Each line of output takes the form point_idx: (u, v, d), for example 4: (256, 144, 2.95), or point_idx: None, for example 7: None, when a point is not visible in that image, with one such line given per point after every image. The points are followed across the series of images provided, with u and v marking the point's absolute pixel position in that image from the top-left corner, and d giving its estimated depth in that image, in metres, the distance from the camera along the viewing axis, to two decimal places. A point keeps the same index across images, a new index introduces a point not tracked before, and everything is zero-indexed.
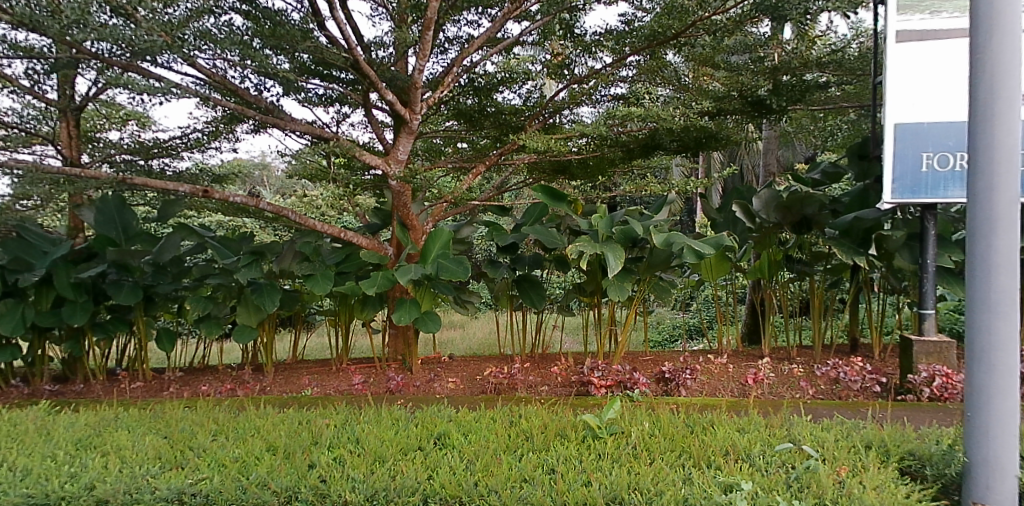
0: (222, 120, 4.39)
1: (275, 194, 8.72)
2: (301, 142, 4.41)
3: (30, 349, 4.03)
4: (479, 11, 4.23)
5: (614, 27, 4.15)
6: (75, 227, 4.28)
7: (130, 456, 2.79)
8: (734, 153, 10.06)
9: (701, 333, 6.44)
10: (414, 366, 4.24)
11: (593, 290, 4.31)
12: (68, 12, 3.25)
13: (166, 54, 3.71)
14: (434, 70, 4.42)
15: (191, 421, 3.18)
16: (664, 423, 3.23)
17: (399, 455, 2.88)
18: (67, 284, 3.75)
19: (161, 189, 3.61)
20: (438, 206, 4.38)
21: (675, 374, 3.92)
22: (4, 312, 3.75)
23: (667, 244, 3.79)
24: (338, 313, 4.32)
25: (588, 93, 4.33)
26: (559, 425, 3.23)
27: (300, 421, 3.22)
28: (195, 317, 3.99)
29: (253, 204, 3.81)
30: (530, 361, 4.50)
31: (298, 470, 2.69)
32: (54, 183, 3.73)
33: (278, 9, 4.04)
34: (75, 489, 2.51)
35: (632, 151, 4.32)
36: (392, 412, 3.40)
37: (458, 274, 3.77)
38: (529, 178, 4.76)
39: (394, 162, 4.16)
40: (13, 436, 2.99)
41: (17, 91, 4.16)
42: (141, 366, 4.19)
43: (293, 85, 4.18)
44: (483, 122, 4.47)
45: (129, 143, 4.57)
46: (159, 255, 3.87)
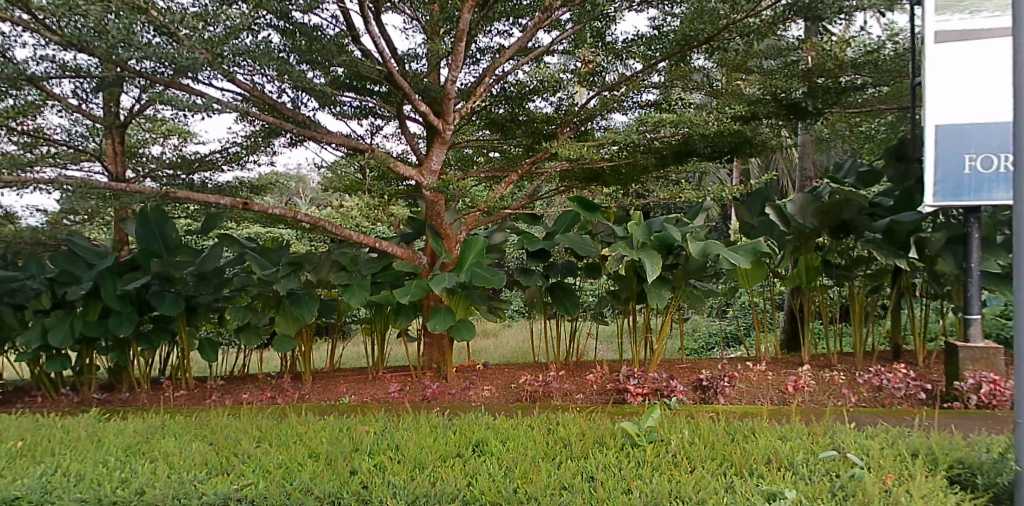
0: (260, 134, 4.50)
1: (310, 206, 8.89)
2: (336, 154, 4.48)
3: (79, 359, 4.14)
4: (510, 21, 4.27)
5: (644, 33, 4.17)
6: (120, 241, 4.41)
7: (177, 462, 2.85)
8: (770, 158, 9.91)
9: (737, 341, 6.33)
10: (449, 374, 4.25)
11: (628, 297, 4.28)
12: (114, 32, 3.39)
13: (206, 71, 3.79)
14: (466, 80, 4.48)
15: (235, 428, 3.24)
16: (704, 431, 3.19)
17: (439, 462, 2.89)
18: (114, 296, 3.86)
19: (203, 201, 3.70)
20: (472, 215, 4.40)
21: (713, 381, 3.89)
22: (54, 323, 3.88)
23: (704, 254, 3.75)
24: (374, 322, 4.36)
25: (619, 100, 4.33)
26: (597, 433, 3.22)
27: (341, 428, 3.26)
28: (236, 327, 4.07)
29: (291, 215, 3.87)
30: (565, 369, 4.48)
31: (340, 476, 2.72)
32: (98, 199, 3.82)
33: (314, 25, 4.11)
34: (126, 493, 2.57)
35: (666, 158, 4.30)
36: (430, 420, 3.42)
37: (494, 281, 3.78)
38: (561, 186, 4.76)
39: (428, 173, 4.17)
40: (66, 442, 3.09)
41: (65, 109, 4.30)
42: (183, 375, 4.27)
43: (330, 98, 4.29)
44: (514, 131, 4.49)
45: (171, 158, 4.71)
46: (202, 265, 3.91)
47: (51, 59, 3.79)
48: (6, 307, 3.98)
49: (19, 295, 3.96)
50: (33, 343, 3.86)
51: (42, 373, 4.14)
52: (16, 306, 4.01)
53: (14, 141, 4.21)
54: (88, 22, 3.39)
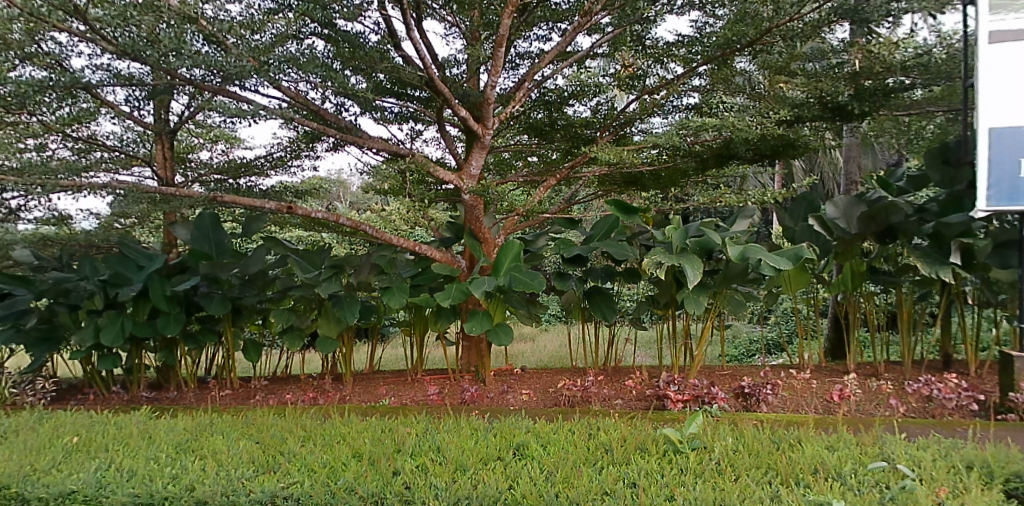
0: (303, 139, 4.59)
1: (350, 210, 9.03)
2: (377, 158, 4.53)
3: (129, 358, 4.25)
4: (549, 25, 4.30)
5: (685, 35, 4.15)
6: (169, 243, 4.53)
7: (225, 459, 2.91)
8: (814, 161, 9.79)
9: (779, 348, 6.22)
10: (487, 377, 4.26)
11: (667, 302, 4.23)
12: (166, 41, 3.49)
13: (253, 79, 3.88)
14: (505, 85, 4.52)
15: (281, 427, 3.30)
16: (748, 439, 3.13)
17: (480, 464, 2.89)
18: (162, 297, 3.95)
19: (249, 205, 3.78)
20: (511, 219, 4.41)
21: (755, 389, 3.82)
22: (106, 323, 3.99)
23: (744, 257, 3.71)
24: (413, 325, 4.40)
25: (659, 103, 4.32)
26: (638, 439, 3.18)
27: (383, 429, 3.30)
28: (280, 329, 4.15)
29: (333, 219, 3.93)
30: (603, 374, 4.45)
31: (383, 477, 2.74)
32: (149, 202, 3.96)
33: (357, 32, 4.19)
34: (177, 489, 2.63)
35: (706, 162, 4.24)
36: (470, 422, 3.43)
37: (532, 286, 3.78)
38: (599, 190, 4.75)
39: (467, 177, 4.18)
40: (119, 439, 3.17)
41: (118, 117, 4.47)
42: (228, 374, 4.37)
43: (371, 103, 4.35)
44: (553, 135, 4.55)
45: (219, 163, 4.84)
46: (246, 267, 4.00)
47: (106, 68, 3.82)
48: (61, 307, 4.12)
49: (73, 295, 4.11)
50: (86, 342, 3.99)
51: (95, 372, 4.27)
52: (71, 306, 4.15)
53: (71, 147, 4.44)
54: (141, 31, 3.49)
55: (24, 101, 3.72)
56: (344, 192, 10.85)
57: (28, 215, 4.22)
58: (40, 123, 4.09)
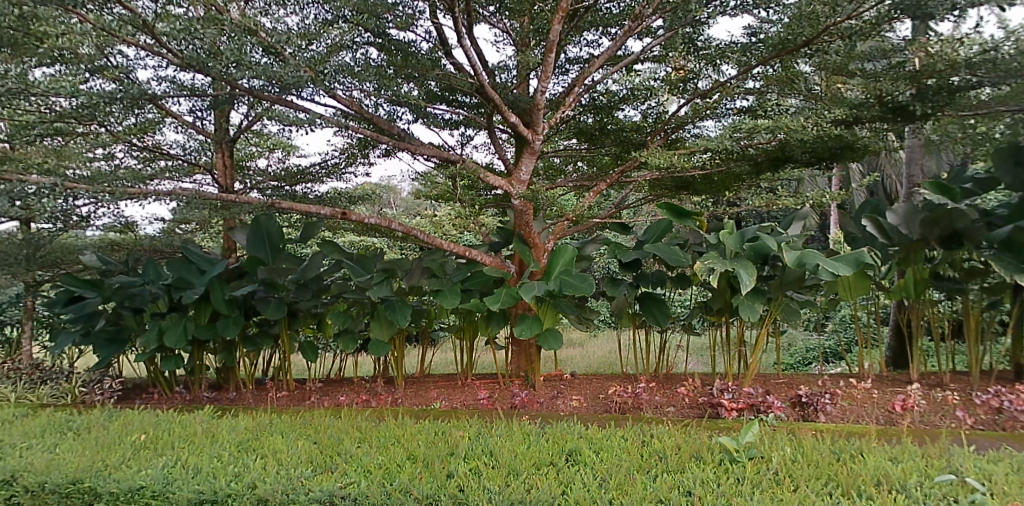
0: (357, 145, 4.71)
1: (401, 215, 9.19)
2: (428, 165, 4.59)
3: (190, 359, 4.39)
4: (600, 30, 4.33)
5: (739, 39, 4.10)
6: (228, 249, 4.68)
7: (285, 459, 2.98)
8: (874, 164, 9.50)
9: (838, 356, 6.03)
10: (537, 382, 4.26)
11: (721, 308, 4.15)
12: (228, 53, 3.61)
13: (310, 88, 3.98)
14: (555, 91, 4.56)
15: (337, 429, 3.37)
16: (808, 449, 3.04)
17: (533, 469, 2.89)
18: (222, 300, 4.08)
19: (305, 211, 3.86)
20: (561, 223, 4.41)
21: (812, 398, 3.73)
22: (169, 325, 4.12)
23: (801, 263, 3.61)
24: (463, 330, 4.43)
25: (712, 106, 4.28)
26: (694, 447, 3.12)
27: (436, 432, 3.33)
28: (336, 331, 4.25)
29: (386, 224, 4.00)
30: (655, 380, 4.40)
31: (437, 479, 2.76)
32: (210, 208, 4.14)
33: (409, 41, 4.26)
34: (239, 487, 2.69)
35: (761, 165, 4.17)
36: (522, 427, 3.43)
37: (582, 290, 3.76)
38: (650, 195, 4.74)
39: (516, 183, 4.18)
40: (185, 437, 3.28)
41: (181, 126, 4.65)
42: (284, 376, 4.47)
43: (423, 110, 4.42)
44: (604, 140, 4.56)
45: (275, 170, 4.99)
46: (304, 274, 4.07)
47: (170, 80, 3.96)
48: (127, 310, 4.28)
49: (137, 299, 4.26)
50: (150, 345, 4.12)
51: (158, 372, 4.41)
52: (135, 309, 4.30)
53: (137, 156, 4.63)
54: (204, 45, 3.62)
55: (95, 113, 3.89)
56: (394, 198, 11.06)
57: (97, 222, 4.39)
58: (109, 133, 4.25)
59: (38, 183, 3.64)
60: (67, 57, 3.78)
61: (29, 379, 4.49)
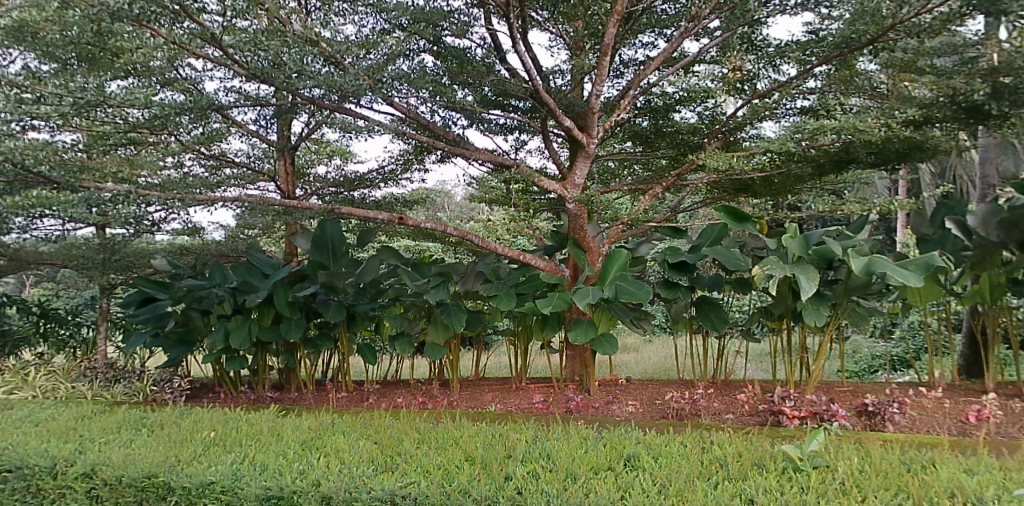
0: (413, 152, 4.80)
1: (455, 220, 9.31)
2: (483, 170, 4.62)
3: (254, 359, 4.54)
4: (655, 32, 4.35)
5: (798, 38, 4.04)
6: (291, 253, 4.83)
7: (347, 458, 3.04)
8: (944, 164, 9.11)
9: (906, 365, 5.80)
10: (592, 387, 4.24)
11: (781, 314, 4.06)
12: (291, 64, 3.72)
13: (367, 96, 4.05)
14: (609, 94, 4.60)
15: (396, 430, 3.43)
16: (876, 458, 2.93)
17: (591, 473, 2.87)
18: (285, 303, 4.20)
19: (363, 216, 3.95)
20: (616, 228, 4.40)
21: (880, 407, 3.60)
22: (235, 327, 4.26)
23: (868, 271, 3.50)
24: (518, 334, 4.44)
25: (772, 107, 4.20)
26: (756, 455, 3.04)
27: (494, 435, 3.35)
28: (393, 335, 4.33)
29: (441, 229, 4.05)
30: (713, 387, 4.33)
31: (495, 481, 2.77)
32: (274, 215, 4.27)
33: (464, 47, 4.32)
34: (304, 484, 2.76)
35: (823, 166, 4.08)
36: (579, 431, 3.42)
37: (639, 297, 3.72)
38: (708, 198, 4.69)
39: (571, 187, 4.16)
40: (251, 435, 3.39)
41: (246, 135, 4.88)
42: (344, 378, 4.58)
43: (477, 116, 4.44)
44: (659, 143, 4.62)
45: (335, 177, 5.12)
46: (362, 276, 4.19)
47: (237, 90, 4.13)
48: (195, 312, 4.40)
49: (205, 301, 4.37)
50: (217, 345, 4.28)
51: (223, 372, 4.57)
52: (203, 311, 4.47)
53: (204, 164, 4.83)
54: (269, 56, 3.75)
55: (167, 124, 4.05)
56: (448, 204, 11.23)
57: (166, 227, 4.61)
58: (178, 142, 4.44)
59: (113, 190, 3.81)
60: (140, 70, 4.00)
61: (105, 377, 4.72)
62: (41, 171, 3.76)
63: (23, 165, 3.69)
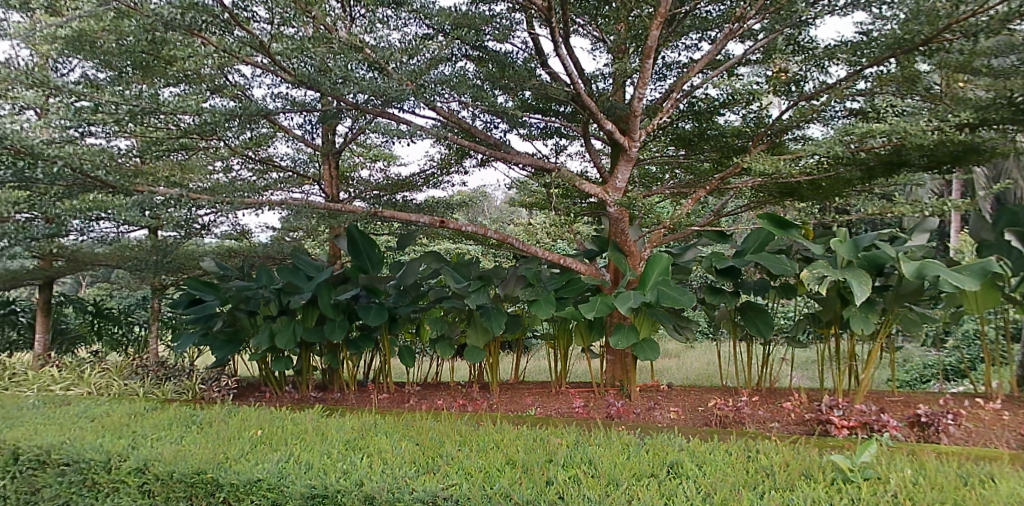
0: (453, 155, 4.84)
1: (495, 223, 9.37)
2: (523, 174, 4.65)
3: (299, 360, 4.63)
4: (699, 34, 4.29)
5: (848, 38, 3.95)
6: (335, 255, 4.93)
7: (390, 458, 3.07)
8: (1001, 166, 8.77)
9: (960, 374, 5.61)
10: (633, 393, 4.21)
11: (829, 320, 3.98)
12: (336, 70, 3.79)
13: (410, 101, 4.10)
14: (652, 97, 4.59)
15: (438, 432, 3.46)
16: (931, 471, 2.82)
17: (633, 480, 2.83)
18: (328, 305, 4.26)
19: (405, 219, 3.99)
20: (657, 232, 4.34)
21: (934, 418, 3.48)
22: (280, 328, 4.35)
23: (919, 275, 3.40)
24: (558, 338, 4.44)
25: (819, 109, 4.15)
26: (804, 464, 2.95)
27: (535, 439, 3.35)
28: (433, 337, 4.37)
29: (482, 233, 4.07)
30: (758, 395, 4.27)
31: (536, 485, 2.76)
32: (318, 217, 4.36)
33: (506, 52, 4.31)
34: (348, 484, 2.79)
35: (874, 169, 4.00)
36: (621, 437, 3.38)
37: (682, 302, 3.65)
38: (752, 202, 4.65)
39: (611, 190, 4.13)
40: (297, 434, 3.46)
41: (292, 140, 5.04)
42: (385, 379, 4.64)
43: (518, 120, 4.49)
44: (702, 146, 4.55)
45: (378, 180, 5.23)
46: (403, 279, 4.32)
47: (284, 96, 4.25)
48: (242, 312, 4.54)
49: (251, 301, 4.52)
50: (263, 345, 4.38)
51: (269, 372, 4.67)
52: (249, 312, 4.58)
53: (252, 168, 4.96)
54: (314, 63, 3.82)
55: (218, 130, 4.16)
56: (488, 207, 11.32)
57: (215, 230, 4.73)
58: (227, 147, 4.56)
59: (165, 194, 3.95)
60: (193, 78, 4.13)
61: (156, 375, 4.88)
62: (98, 176, 3.87)
63: (81, 169, 3.81)
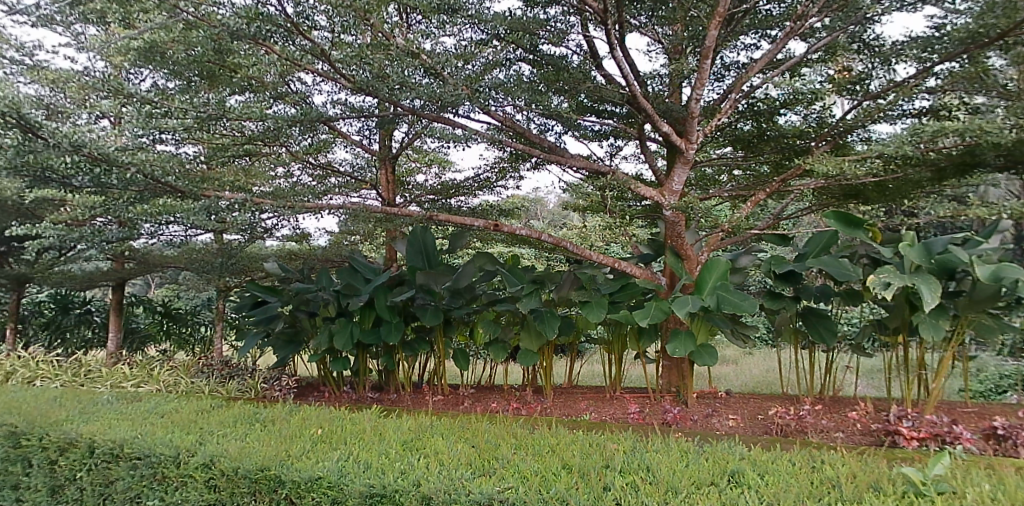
0: (508, 159, 4.88)
1: (546, 226, 9.41)
2: (577, 177, 4.62)
3: (356, 361, 4.73)
4: (759, 34, 4.24)
5: (920, 35, 3.80)
6: (391, 259, 5.03)
7: (446, 460, 3.09)
8: None
9: None
10: (690, 399, 4.15)
11: (897, 328, 3.83)
12: (394, 77, 3.85)
13: (465, 106, 4.13)
14: (709, 98, 4.52)
15: (493, 435, 3.47)
16: (1013, 487, 2.66)
17: (693, 488, 2.76)
18: (384, 306, 4.34)
19: (460, 224, 4.01)
20: (715, 235, 4.27)
21: (1012, 431, 3.30)
22: (338, 329, 4.44)
23: (997, 279, 3.25)
24: (612, 343, 4.41)
25: (885, 109, 4.01)
26: (873, 476, 2.82)
27: (591, 444, 3.32)
28: (487, 340, 4.40)
29: (536, 236, 4.06)
30: (821, 404, 4.14)
31: (594, 490, 2.73)
32: (375, 221, 4.46)
33: (561, 55, 4.36)
34: (405, 484, 2.82)
35: (945, 171, 3.83)
36: (679, 444, 3.32)
37: (742, 308, 3.56)
38: (814, 204, 4.54)
39: (668, 193, 4.06)
40: (355, 434, 3.52)
41: (350, 145, 5.16)
42: (440, 381, 4.70)
43: (573, 123, 4.45)
44: (762, 148, 4.49)
45: (433, 184, 5.33)
46: (458, 281, 4.30)
47: (342, 103, 4.31)
48: (303, 314, 4.65)
49: (312, 303, 4.65)
50: (322, 346, 4.50)
51: (327, 372, 4.80)
52: (309, 314, 4.70)
53: (313, 174, 5.17)
54: (372, 70, 3.89)
55: (280, 135, 4.30)
56: (539, 210, 11.38)
57: (277, 233, 4.91)
58: (289, 153, 4.71)
59: (231, 199, 4.09)
60: (257, 85, 4.28)
61: (220, 374, 5.07)
62: (169, 181, 4.03)
63: (153, 176, 3.97)
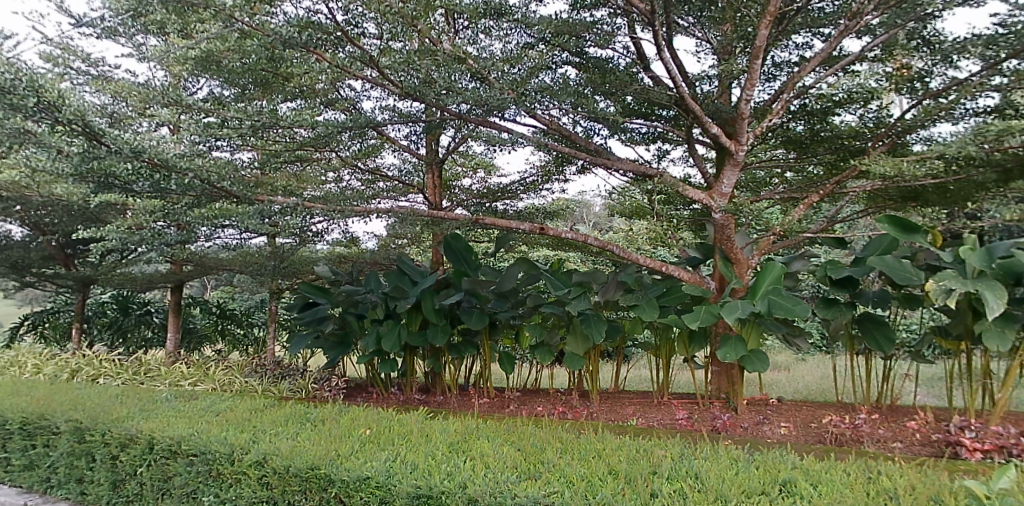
0: (554, 162, 4.90)
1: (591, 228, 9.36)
2: (623, 179, 4.60)
3: (404, 363, 4.80)
4: (812, 31, 4.18)
5: (985, 31, 3.62)
6: (438, 262, 5.09)
7: (492, 462, 3.10)
8: None
9: None
10: (740, 406, 4.07)
11: (959, 335, 3.68)
12: (440, 82, 3.86)
13: (511, 110, 4.16)
14: (760, 99, 4.48)
15: (539, 439, 3.47)
16: None
17: (743, 497, 2.70)
18: (432, 309, 4.39)
19: (506, 226, 4.01)
20: (766, 238, 4.16)
21: None
22: (387, 330, 4.50)
23: None
24: (659, 348, 4.36)
25: (948, 108, 3.80)
26: (935, 489, 2.70)
27: (638, 449, 3.28)
28: (533, 343, 4.41)
29: (581, 239, 4.04)
30: (877, 412, 4.01)
31: (640, 496, 2.69)
32: (422, 224, 4.52)
33: (608, 57, 4.39)
34: (451, 486, 2.83)
35: (1012, 171, 3.64)
36: (729, 451, 3.25)
37: (795, 313, 3.48)
38: (870, 207, 4.41)
39: (717, 196, 3.99)
40: (403, 435, 3.57)
41: (398, 150, 5.27)
42: (486, 383, 4.73)
43: (620, 126, 4.42)
44: (815, 148, 4.42)
45: (479, 189, 5.37)
46: (502, 284, 4.26)
47: (390, 108, 4.35)
48: (352, 316, 4.75)
49: (361, 305, 4.75)
50: (370, 347, 4.59)
51: (375, 373, 4.89)
52: (358, 316, 4.80)
53: (362, 178, 5.29)
54: (419, 75, 3.91)
55: (331, 141, 4.40)
56: (583, 212, 11.36)
57: (327, 237, 5.03)
58: (339, 158, 4.83)
59: (284, 203, 4.25)
60: (308, 92, 4.39)
61: (273, 373, 5.21)
62: (224, 186, 4.15)
63: (210, 181, 4.09)
